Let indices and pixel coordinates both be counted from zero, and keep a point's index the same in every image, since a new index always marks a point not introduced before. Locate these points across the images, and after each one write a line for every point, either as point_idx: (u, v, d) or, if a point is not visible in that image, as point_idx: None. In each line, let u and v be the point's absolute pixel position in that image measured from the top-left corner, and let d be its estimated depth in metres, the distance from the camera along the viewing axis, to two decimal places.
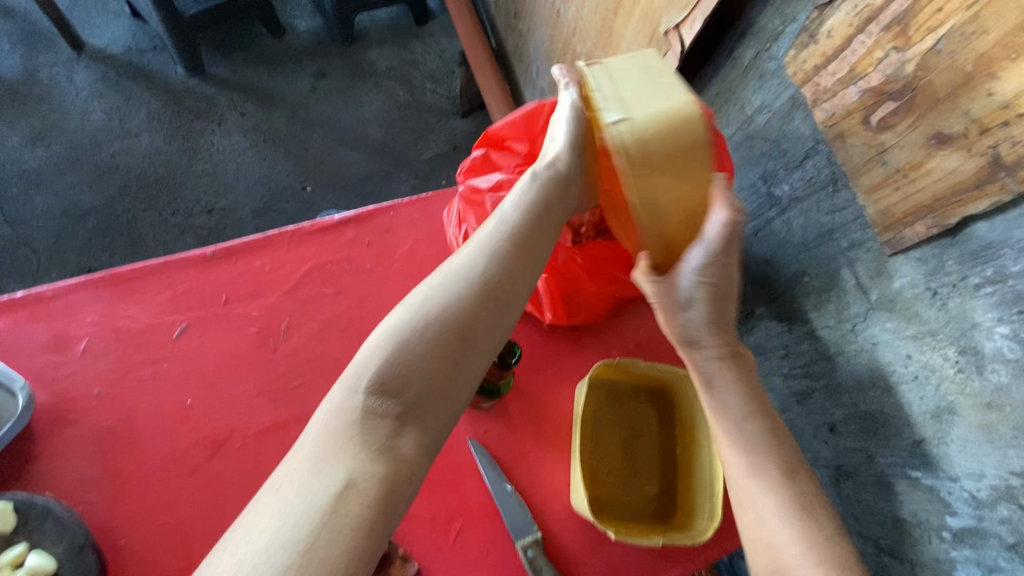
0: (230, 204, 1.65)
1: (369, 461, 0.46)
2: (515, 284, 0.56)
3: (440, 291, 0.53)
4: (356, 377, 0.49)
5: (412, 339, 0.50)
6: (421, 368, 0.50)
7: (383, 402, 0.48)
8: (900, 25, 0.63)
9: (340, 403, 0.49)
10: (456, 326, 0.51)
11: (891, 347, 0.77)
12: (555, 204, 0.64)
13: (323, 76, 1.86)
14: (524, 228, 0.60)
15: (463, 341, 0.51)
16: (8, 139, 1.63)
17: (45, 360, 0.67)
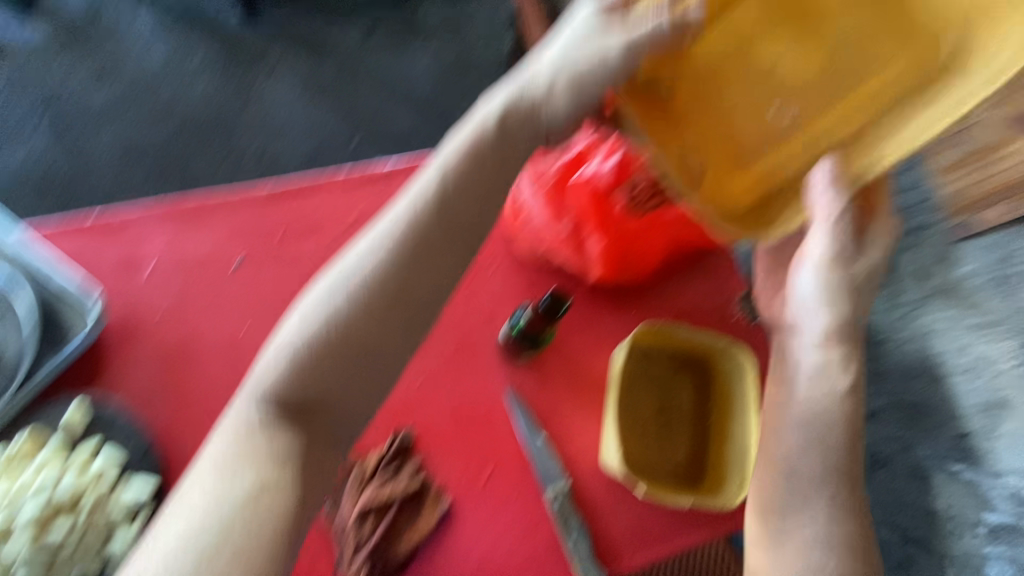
0: (278, 152, 1.68)
1: (277, 467, 0.49)
2: (425, 277, 0.54)
3: (335, 299, 0.52)
4: (257, 388, 0.52)
5: (303, 352, 0.51)
6: (323, 374, 0.51)
7: (290, 410, 0.51)
8: None
9: (241, 413, 0.51)
10: (352, 334, 0.52)
11: (949, 334, 0.78)
12: (493, 164, 0.57)
13: (374, 28, 1.85)
14: (436, 210, 0.56)
15: (357, 348, 0.52)
16: (73, 76, 1.69)
17: (116, 280, 0.72)
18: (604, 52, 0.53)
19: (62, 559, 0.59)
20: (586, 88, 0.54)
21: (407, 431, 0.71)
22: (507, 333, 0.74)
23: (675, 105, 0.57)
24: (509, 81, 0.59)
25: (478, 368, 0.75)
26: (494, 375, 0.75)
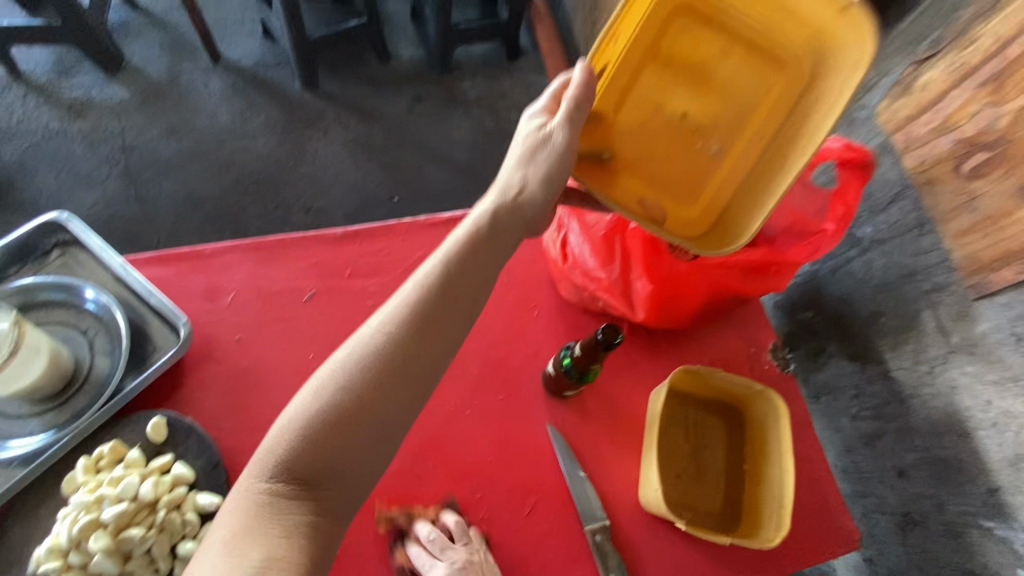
0: (326, 205, 1.81)
1: (285, 538, 0.49)
2: (426, 346, 0.57)
3: (343, 368, 0.55)
4: (263, 462, 0.52)
5: (314, 420, 0.52)
6: (331, 443, 0.52)
7: (293, 482, 0.51)
8: (998, 82, 0.68)
9: (250, 485, 0.51)
10: (360, 402, 0.53)
11: (971, 391, 0.78)
12: (487, 247, 0.63)
13: (420, 99, 2.04)
14: (444, 283, 0.60)
15: (365, 415, 0.54)
16: (148, 131, 1.86)
17: (198, 306, 0.79)
18: (552, 145, 0.64)
19: (132, 561, 0.63)
20: (556, 178, 0.65)
21: (456, 460, 0.75)
22: (552, 371, 0.77)
23: (616, 164, 0.73)
24: (494, 188, 0.67)
25: (523, 403, 0.79)
26: (537, 411, 0.79)
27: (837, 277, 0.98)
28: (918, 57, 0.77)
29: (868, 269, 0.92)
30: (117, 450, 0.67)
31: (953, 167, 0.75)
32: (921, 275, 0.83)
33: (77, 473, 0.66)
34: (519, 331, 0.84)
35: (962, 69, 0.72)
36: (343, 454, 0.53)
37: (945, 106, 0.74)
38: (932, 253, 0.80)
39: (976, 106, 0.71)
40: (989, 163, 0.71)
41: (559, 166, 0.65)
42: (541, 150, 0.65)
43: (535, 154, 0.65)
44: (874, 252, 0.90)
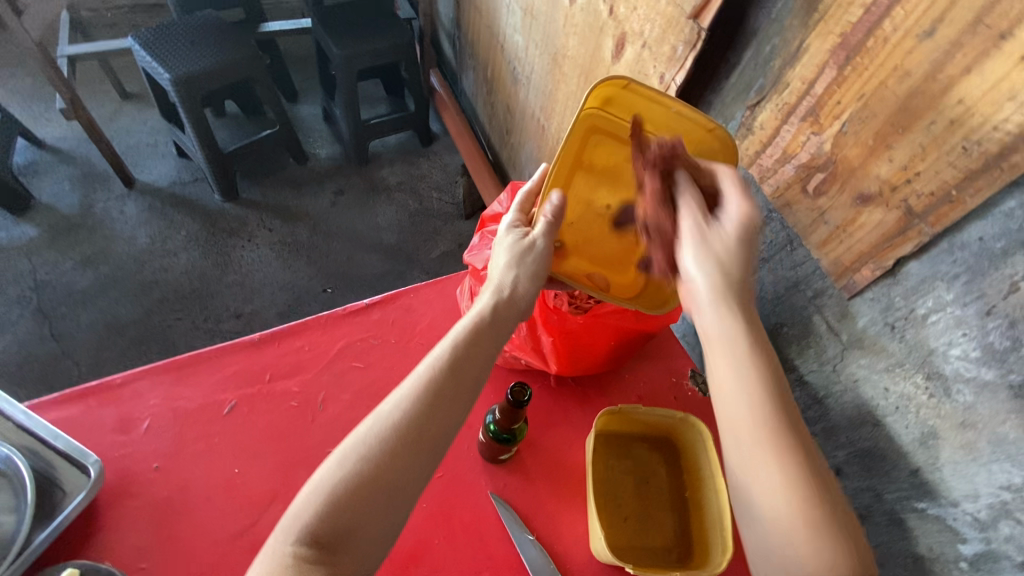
0: (257, 308, 1.79)
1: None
2: (442, 418, 0.59)
3: (367, 438, 0.56)
4: (287, 527, 0.52)
5: (339, 489, 0.53)
6: (350, 513, 0.53)
7: (315, 550, 0.51)
8: (813, 115, 0.79)
9: (273, 556, 0.51)
10: (382, 479, 0.54)
11: (870, 382, 0.85)
12: (491, 331, 0.66)
13: (342, 193, 2.10)
14: (454, 356, 0.63)
15: (387, 489, 0.54)
16: (61, 264, 1.81)
17: (110, 440, 0.76)
18: (533, 247, 0.71)
19: None
20: (540, 270, 0.70)
21: (400, 550, 0.72)
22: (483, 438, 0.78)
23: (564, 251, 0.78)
24: (489, 283, 0.70)
25: (462, 476, 0.79)
26: (478, 480, 0.79)
27: (740, 297, 1.06)
28: (750, 102, 0.90)
29: (761, 286, 1.00)
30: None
31: (801, 188, 0.85)
32: (804, 285, 0.91)
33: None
34: None
35: (784, 107, 0.83)
36: (362, 529, 0.53)
37: (781, 139, 0.85)
38: (806, 263, 0.90)
39: (803, 136, 0.82)
40: (825, 181, 0.81)
41: (545, 259, 0.71)
42: (524, 253, 0.70)
43: (518, 257, 0.70)
44: (762, 270, 0.99)
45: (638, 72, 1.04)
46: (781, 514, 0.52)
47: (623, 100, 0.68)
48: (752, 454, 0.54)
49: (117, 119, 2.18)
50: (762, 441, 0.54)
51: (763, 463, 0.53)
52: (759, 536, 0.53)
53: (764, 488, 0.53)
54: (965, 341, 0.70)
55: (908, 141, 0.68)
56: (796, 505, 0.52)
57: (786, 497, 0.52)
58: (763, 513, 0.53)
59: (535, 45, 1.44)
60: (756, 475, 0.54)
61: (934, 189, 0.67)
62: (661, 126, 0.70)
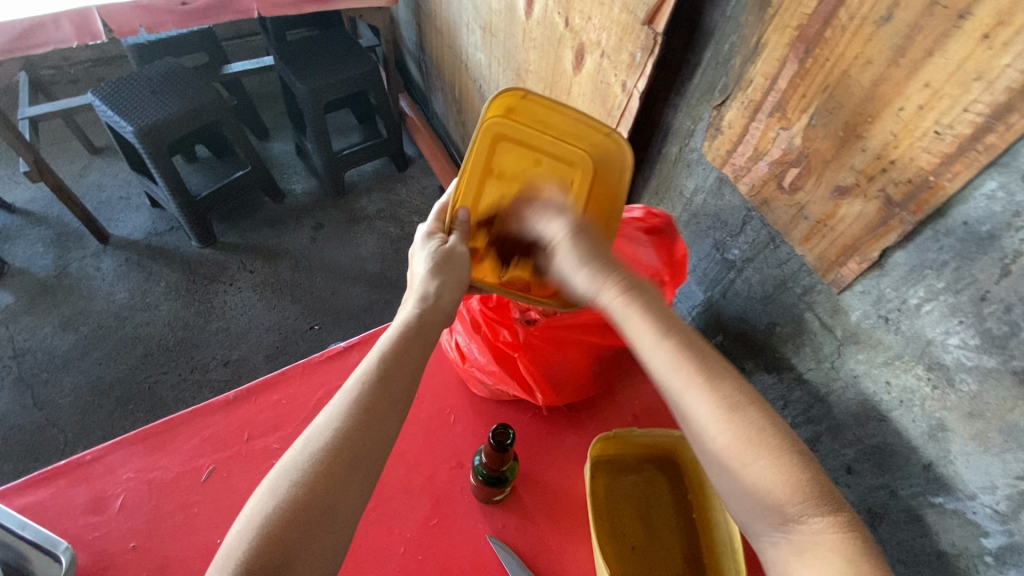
0: (244, 354, 1.76)
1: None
2: (375, 429, 0.57)
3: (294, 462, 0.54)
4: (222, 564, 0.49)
5: (274, 521, 0.50)
6: (286, 547, 0.49)
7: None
8: (780, 110, 0.77)
9: None
10: (317, 504, 0.51)
11: (870, 376, 0.81)
12: (417, 339, 0.65)
13: (321, 226, 2.07)
14: (381, 369, 0.61)
15: (323, 511, 0.51)
16: (40, 329, 1.78)
17: (83, 522, 0.72)
18: (447, 249, 0.72)
19: None
20: (457, 274, 0.71)
21: None
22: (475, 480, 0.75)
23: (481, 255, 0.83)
24: (411, 294, 0.69)
25: (457, 520, 0.75)
26: (475, 523, 0.75)
27: (729, 298, 1.03)
28: (716, 102, 0.87)
29: (749, 286, 0.97)
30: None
31: (777, 185, 0.82)
32: (792, 282, 0.89)
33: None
34: (438, 444, 0.82)
35: (750, 105, 0.81)
36: (300, 561, 0.49)
37: (750, 137, 0.83)
38: (791, 260, 0.87)
39: (773, 133, 0.80)
40: (800, 175, 0.78)
41: (463, 264, 0.71)
42: (447, 260, 0.71)
43: (442, 265, 0.70)
44: (748, 269, 0.96)
45: (600, 81, 1.02)
46: (777, 505, 0.52)
47: (524, 112, 0.73)
48: (732, 465, 0.54)
49: (88, 175, 2.15)
50: (738, 442, 0.54)
51: (742, 463, 0.54)
52: (771, 533, 0.52)
53: (751, 492, 0.53)
54: (963, 329, 0.67)
55: (879, 129, 0.66)
56: (795, 488, 0.52)
57: (785, 481, 0.52)
58: (762, 511, 0.53)
59: (498, 62, 1.43)
60: (747, 473, 0.53)
61: (911, 176, 0.65)
62: (558, 134, 0.77)
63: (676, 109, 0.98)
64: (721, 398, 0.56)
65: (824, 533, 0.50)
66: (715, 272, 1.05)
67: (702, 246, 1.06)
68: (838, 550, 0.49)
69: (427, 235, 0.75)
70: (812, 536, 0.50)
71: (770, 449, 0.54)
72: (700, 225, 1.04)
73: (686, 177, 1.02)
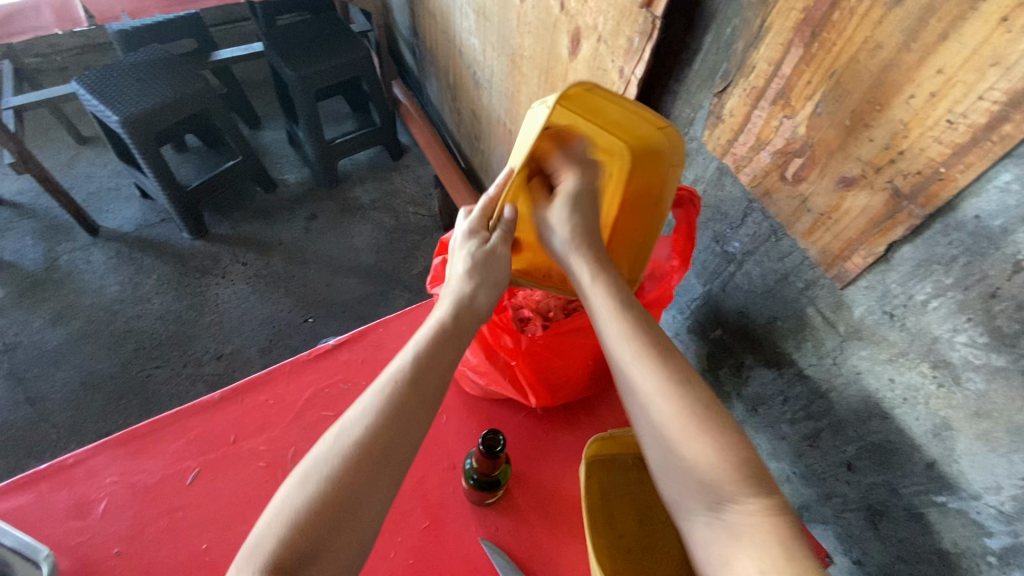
0: (238, 347, 1.73)
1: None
2: (406, 428, 0.55)
3: (324, 456, 0.52)
4: (246, 557, 0.48)
5: (303, 517, 0.49)
6: (316, 544, 0.48)
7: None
8: (784, 98, 0.74)
9: None
10: (345, 500, 0.50)
11: (874, 373, 0.79)
12: (450, 339, 0.63)
13: (314, 217, 2.04)
14: (415, 369, 0.59)
15: (351, 508, 0.50)
16: (30, 324, 1.75)
17: (65, 527, 0.70)
18: (486, 250, 0.67)
19: None
20: (495, 279, 0.67)
21: None
22: (468, 481, 0.74)
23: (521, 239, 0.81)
24: (445, 293, 0.67)
25: (449, 523, 0.73)
26: (468, 525, 0.73)
27: (729, 292, 1.01)
28: (716, 89, 0.84)
29: (749, 280, 0.95)
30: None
31: (780, 175, 0.79)
32: (793, 276, 0.86)
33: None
34: (429, 444, 0.80)
35: (752, 92, 0.78)
36: (324, 561, 0.48)
37: (752, 126, 0.80)
38: (794, 254, 0.84)
39: (776, 121, 0.76)
40: (804, 166, 0.75)
41: (502, 264, 0.68)
42: (487, 262, 0.67)
43: (480, 266, 0.66)
44: (749, 263, 0.94)
45: (596, 67, 0.98)
46: (710, 484, 0.55)
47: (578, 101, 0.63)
48: (674, 440, 0.57)
49: (76, 166, 2.11)
50: (678, 420, 0.57)
51: (686, 441, 0.56)
52: (702, 513, 0.55)
53: (689, 472, 0.56)
54: (971, 327, 0.65)
55: (887, 118, 0.63)
56: (729, 467, 0.54)
57: (719, 461, 0.55)
58: (696, 490, 0.56)
59: (492, 47, 1.38)
60: (686, 446, 0.56)
61: (920, 168, 0.62)
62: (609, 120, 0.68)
63: (675, 96, 0.94)
64: (667, 380, 0.59)
65: (745, 509, 0.52)
66: (715, 265, 1.02)
67: (701, 238, 1.03)
68: (768, 532, 0.51)
69: (467, 231, 0.69)
70: (742, 516, 0.52)
71: (710, 432, 0.56)
72: (700, 217, 1.01)
73: (685, 167, 1.00)
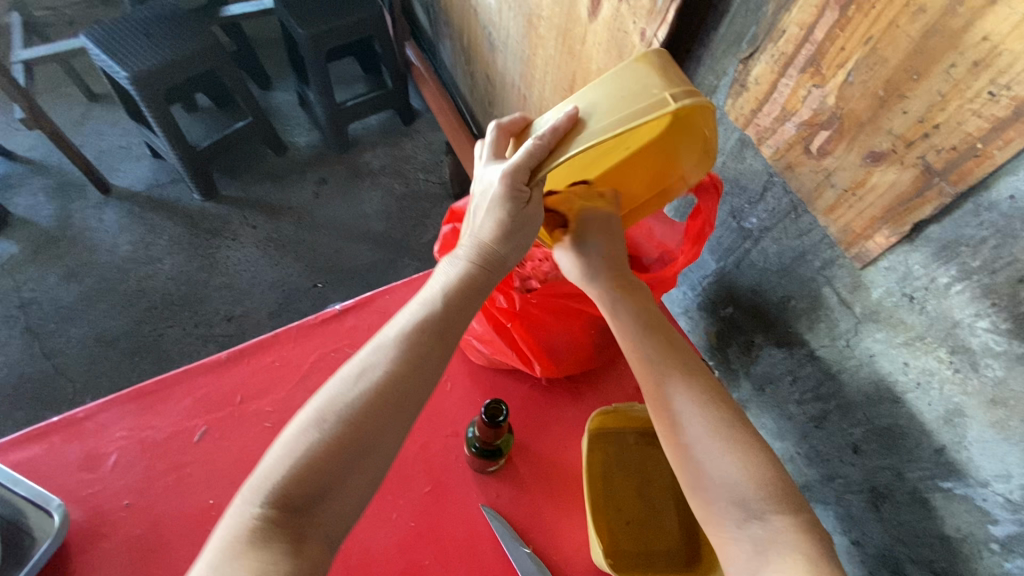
0: (248, 310, 1.75)
1: (270, 570, 0.44)
2: (422, 377, 0.55)
3: (334, 397, 0.52)
4: (257, 484, 0.48)
5: (315, 455, 0.49)
6: (326, 487, 0.49)
7: (287, 535, 0.47)
8: (814, 65, 0.70)
9: (240, 512, 0.47)
10: (356, 442, 0.50)
11: (887, 356, 0.77)
12: (479, 281, 0.62)
13: (324, 182, 2.02)
14: (440, 310, 0.58)
15: (363, 452, 0.50)
16: (45, 280, 1.77)
17: (77, 478, 0.72)
18: (520, 204, 0.62)
19: None
20: (522, 238, 0.64)
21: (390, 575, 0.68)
22: (468, 450, 0.74)
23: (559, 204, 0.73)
24: (468, 234, 0.65)
25: (451, 489, 0.74)
26: (469, 491, 0.74)
27: (743, 269, 0.99)
28: (743, 55, 0.80)
29: (765, 257, 0.93)
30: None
31: (804, 148, 0.76)
32: (811, 254, 0.83)
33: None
34: (432, 412, 0.80)
35: (781, 58, 0.74)
36: (336, 496, 0.49)
37: (778, 95, 0.76)
38: (813, 232, 0.82)
39: (804, 90, 0.73)
40: (830, 139, 0.72)
41: (532, 226, 0.65)
42: (518, 224, 0.63)
43: (512, 227, 0.63)
44: (765, 239, 0.91)
45: (616, 29, 0.94)
46: (745, 500, 0.55)
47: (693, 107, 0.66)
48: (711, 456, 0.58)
49: (87, 124, 2.10)
50: (713, 433, 0.59)
51: (721, 460, 0.57)
52: (736, 529, 0.55)
53: (725, 486, 0.56)
54: (995, 312, 0.62)
55: (925, 89, 0.59)
56: (759, 486, 0.55)
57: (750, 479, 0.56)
58: (728, 505, 0.56)
59: (508, 6, 1.33)
60: (725, 455, 0.57)
61: (955, 143, 0.58)
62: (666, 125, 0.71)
63: (699, 63, 0.90)
64: (695, 390, 0.61)
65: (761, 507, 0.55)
66: (730, 241, 1.00)
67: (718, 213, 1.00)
68: (799, 543, 0.52)
69: (505, 183, 0.61)
70: (773, 530, 0.54)
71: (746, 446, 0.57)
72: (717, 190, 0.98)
73: None
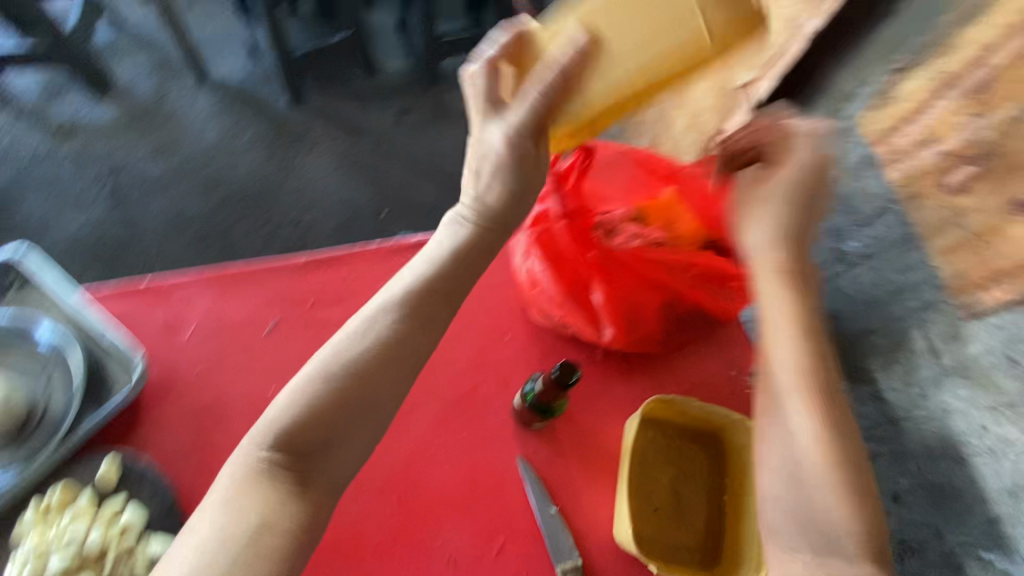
0: (314, 220, 1.80)
1: (276, 513, 0.49)
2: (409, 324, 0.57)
3: (336, 355, 0.54)
4: (263, 429, 0.52)
5: (317, 411, 0.51)
6: (327, 437, 0.52)
7: (291, 478, 0.51)
8: (980, 93, 0.65)
9: (248, 453, 0.51)
10: (355, 398, 0.53)
11: (964, 416, 0.73)
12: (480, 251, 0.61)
13: (407, 111, 2.02)
14: (436, 282, 0.59)
15: (361, 406, 0.53)
16: (135, 151, 1.86)
17: (159, 340, 0.77)
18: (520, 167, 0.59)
19: None
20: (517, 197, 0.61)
21: (420, 499, 0.72)
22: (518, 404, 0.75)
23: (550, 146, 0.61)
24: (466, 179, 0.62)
25: (491, 436, 0.76)
26: (508, 442, 0.76)
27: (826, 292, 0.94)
28: (896, 66, 0.76)
29: (856, 285, 0.88)
30: (65, 496, 0.65)
31: (937, 180, 0.71)
32: (909, 293, 0.78)
33: (24, 525, 0.63)
34: (487, 359, 0.80)
35: (943, 77, 0.69)
36: (336, 448, 0.53)
37: (925, 117, 0.71)
38: (920, 270, 0.76)
39: (959, 118, 0.67)
40: (975, 177, 0.66)
41: (536, 182, 0.61)
42: (526, 176, 0.60)
43: (516, 179, 0.60)
44: (861, 267, 0.86)
45: None
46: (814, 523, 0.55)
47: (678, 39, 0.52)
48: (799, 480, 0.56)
49: (196, 7, 2.14)
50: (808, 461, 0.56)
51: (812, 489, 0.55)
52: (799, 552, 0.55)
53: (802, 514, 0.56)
54: None
55: None
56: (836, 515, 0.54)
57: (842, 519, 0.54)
58: (806, 531, 0.55)
59: None
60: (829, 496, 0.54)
61: None
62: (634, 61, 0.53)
63: (840, 66, 0.86)
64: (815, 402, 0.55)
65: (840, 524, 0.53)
66: (822, 261, 0.95)
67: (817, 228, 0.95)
68: None
69: (507, 148, 0.57)
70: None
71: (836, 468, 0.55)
72: None
73: None
